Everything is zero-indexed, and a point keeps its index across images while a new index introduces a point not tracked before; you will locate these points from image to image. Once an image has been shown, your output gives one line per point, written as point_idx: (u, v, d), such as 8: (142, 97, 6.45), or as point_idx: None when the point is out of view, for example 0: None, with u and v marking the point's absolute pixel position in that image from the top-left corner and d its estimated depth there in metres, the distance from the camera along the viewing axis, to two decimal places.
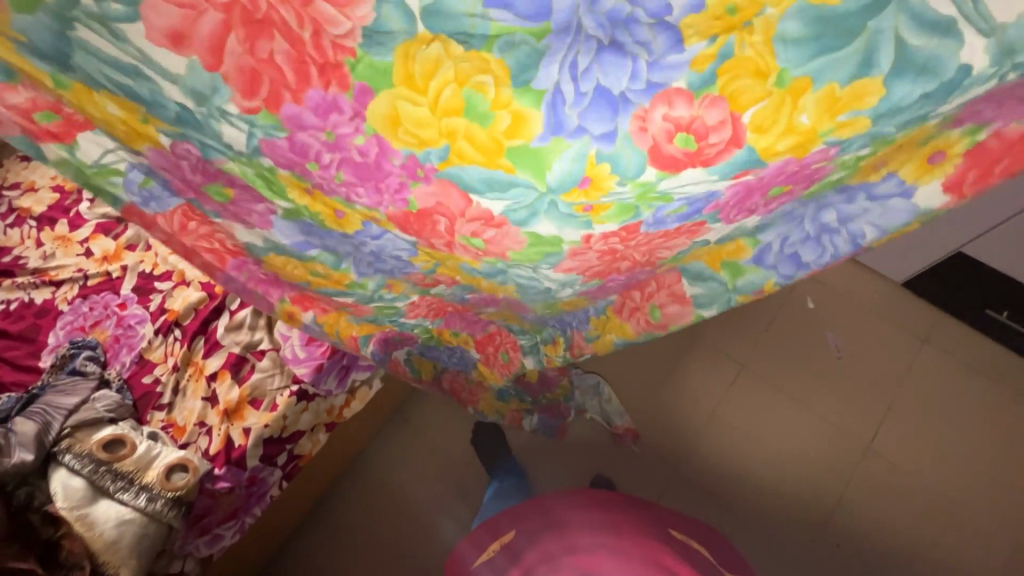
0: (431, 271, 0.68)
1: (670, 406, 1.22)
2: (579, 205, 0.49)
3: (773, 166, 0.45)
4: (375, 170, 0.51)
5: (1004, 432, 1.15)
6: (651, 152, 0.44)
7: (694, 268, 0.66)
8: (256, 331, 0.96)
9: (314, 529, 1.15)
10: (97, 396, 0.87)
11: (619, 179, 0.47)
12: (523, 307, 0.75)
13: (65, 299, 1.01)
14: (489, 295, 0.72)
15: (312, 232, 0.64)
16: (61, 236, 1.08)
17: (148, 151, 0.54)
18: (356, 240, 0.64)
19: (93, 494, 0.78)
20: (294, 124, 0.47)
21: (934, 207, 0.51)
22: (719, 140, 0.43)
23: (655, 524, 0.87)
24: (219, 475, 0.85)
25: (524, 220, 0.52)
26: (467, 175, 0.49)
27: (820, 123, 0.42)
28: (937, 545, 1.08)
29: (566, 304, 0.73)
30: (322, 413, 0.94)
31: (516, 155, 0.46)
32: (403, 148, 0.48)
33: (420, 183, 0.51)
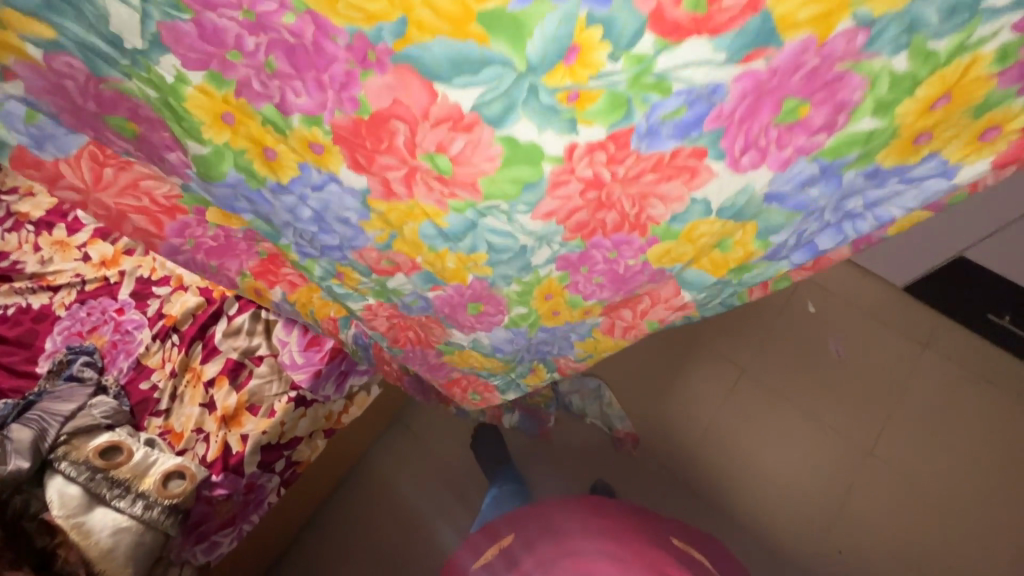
0: (387, 245, 0.61)
1: (670, 412, 1.21)
2: (563, 91, 0.42)
3: (790, 47, 0.41)
4: (315, 55, 0.44)
5: (1006, 437, 1.15)
6: (653, 17, 0.37)
7: (692, 276, 0.63)
8: (254, 336, 0.95)
9: (314, 535, 1.14)
10: (93, 403, 0.87)
11: (610, 48, 0.39)
12: (492, 305, 0.65)
13: (63, 305, 1.01)
14: (454, 287, 0.64)
15: (238, 193, 0.61)
16: (59, 240, 1.08)
17: (15, 64, 0.50)
18: (291, 197, 0.59)
19: (90, 502, 0.77)
20: (201, 1, 0.42)
21: (968, 184, 0.52)
22: (733, 4, 0.37)
23: (655, 534, 0.87)
24: (217, 482, 0.84)
25: (498, 118, 0.44)
26: (428, 52, 0.40)
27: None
28: (938, 550, 1.07)
29: (545, 304, 0.65)
30: (320, 419, 0.94)
31: (487, 22, 0.37)
32: (347, 25, 0.40)
33: (371, 73, 0.44)
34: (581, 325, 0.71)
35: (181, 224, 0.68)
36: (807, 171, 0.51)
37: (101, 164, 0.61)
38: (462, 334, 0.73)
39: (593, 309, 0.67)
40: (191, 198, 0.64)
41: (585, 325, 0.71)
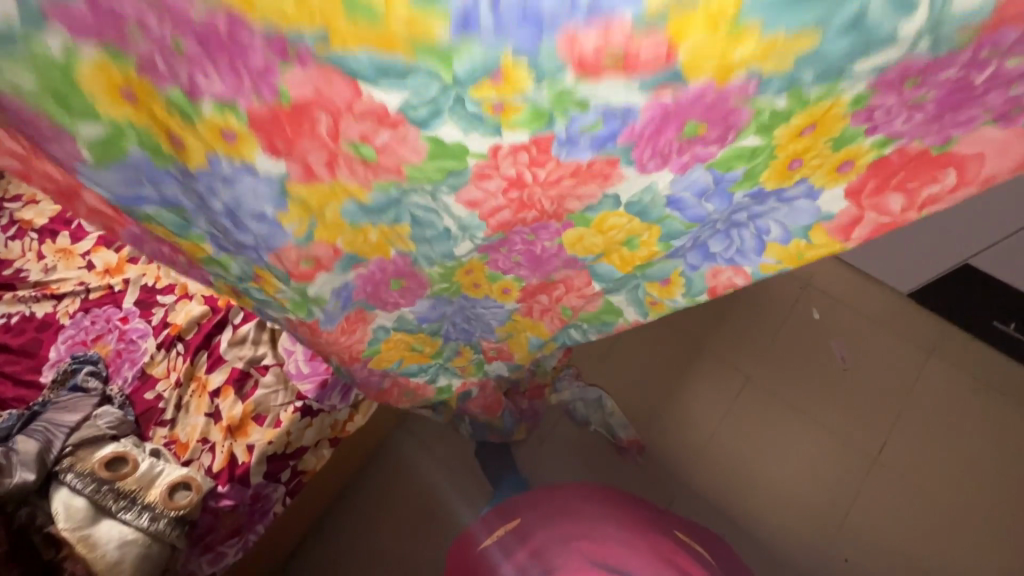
0: (306, 237, 0.55)
1: (672, 420, 1.21)
2: (488, 103, 0.41)
3: (693, 88, 0.40)
4: (228, 43, 0.39)
5: (1011, 443, 1.15)
6: (575, 62, 0.37)
7: (604, 269, 0.63)
8: (259, 346, 0.95)
9: (320, 538, 1.14)
10: (99, 413, 0.86)
11: (536, 76, 0.39)
12: (414, 281, 0.65)
13: (67, 313, 1.01)
14: (376, 262, 0.61)
15: (139, 174, 0.51)
16: (63, 248, 1.08)
17: None
18: (201, 182, 0.51)
19: (96, 514, 0.77)
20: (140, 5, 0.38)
21: (835, 212, 0.51)
22: (653, 55, 0.37)
23: (661, 525, 0.87)
24: (223, 493, 0.84)
25: (426, 121, 0.43)
26: (354, 61, 0.39)
27: (748, 60, 0.38)
28: (944, 554, 1.07)
29: (466, 279, 0.66)
30: (326, 428, 0.93)
31: (414, 48, 0.37)
32: (264, 22, 0.37)
33: (292, 65, 0.40)
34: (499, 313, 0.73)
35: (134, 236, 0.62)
36: (703, 179, 0.50)
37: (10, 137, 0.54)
38: (387, 313, 0.69)
39: (511, 287, 0.68)
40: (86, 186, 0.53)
41: (504, 309, 0.73)
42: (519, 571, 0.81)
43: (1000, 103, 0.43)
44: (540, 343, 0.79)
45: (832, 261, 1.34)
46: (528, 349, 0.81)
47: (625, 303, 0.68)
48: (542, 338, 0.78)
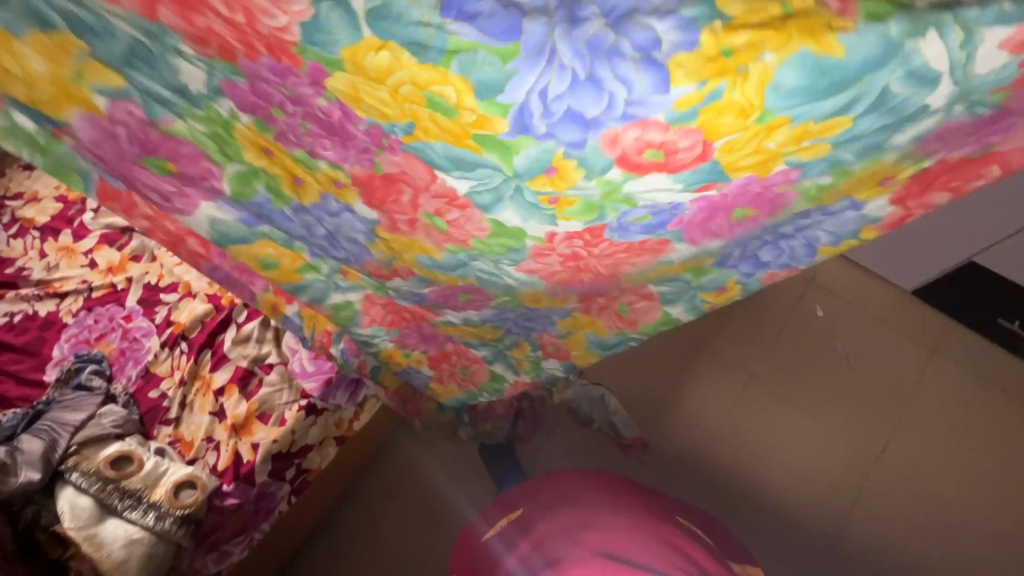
0: (388, 261, 0.69)
1: (678, 419, 1.21)
2: (545, 194, 0.50)
3: (736, 181, 0.49)
4: (340, 129, 0.52)
5: (1014, 440, 1.15)
6: (620, 158, 0.46)
7: (659, 276, 0.65)
8: (263, 344, 0.95)
9: (324, 537, 1.14)
10: (103, 412, 0.86)
11: (586, 173, 0.47)
12: (481, 297, 0.71)
13: (70, 312, 1.00)
14: (448, 287, 0.70)
15: (263, 212, 0.69)
16: (65, 247, 1.07)
17: (78, 117, 0.63)
18: (311, 217, 0.68)
19: (102, 513, 0.77)
20: (253, 75, 0.50)
21: (881, 216, 0.57)
22: (689, 156, 0.46)
23: (665, 511, 0.89)
24: (228, 491, 0.84)
25: (489, 205, 0.53)
26: (432, 151, 0.49)
27: (784, 146, 0.46)
28: (949, 551, 1.07)
29: (530, 301, 0.70)
30: (330, 426, 0.93)
31: (482, 141, 0.46)
32: (367, 114, 0.48)
33: (385, 151, 0.52)
34: (558, 308, 0.73)
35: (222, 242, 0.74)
36: (746, 224, 0.56)
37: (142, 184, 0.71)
38: (454, 311, 0.76)
39: (567, 299, 0.71)
40: (225, 240, 0.74)
41: (564, 309, 0.74)
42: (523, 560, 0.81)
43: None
44: (598, 344, 0.80)
45: (836, 259, 1.34)
46: (587, 346, 0.81)
47: (683, 312, 0.71)
48: (600, 334, 0.78)
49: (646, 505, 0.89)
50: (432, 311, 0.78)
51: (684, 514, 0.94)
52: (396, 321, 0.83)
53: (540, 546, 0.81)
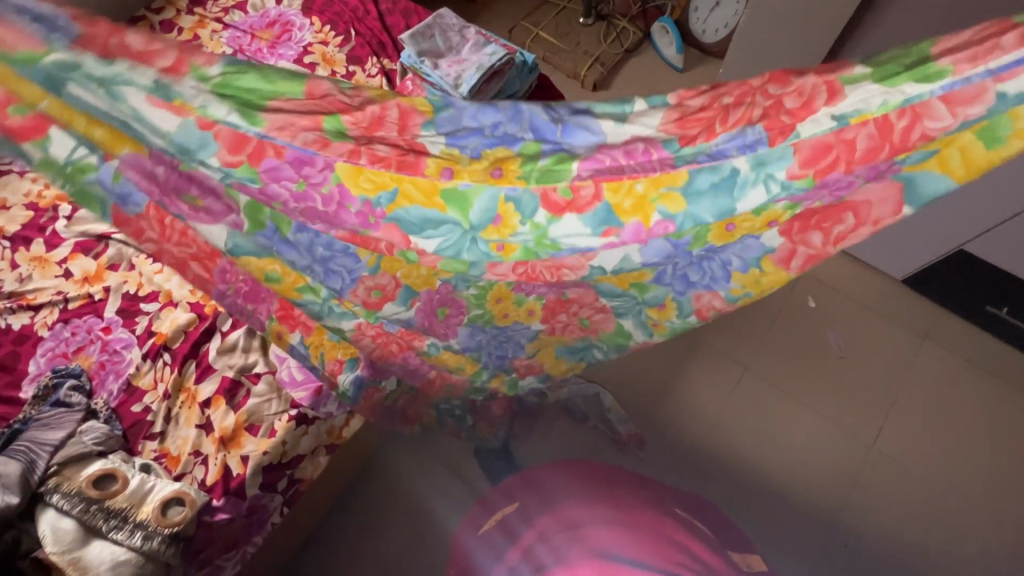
0: (375, 268, 0.66)
1: (672, 415, 1.20)
2: (494, 243, 0.56)
3: (627, 227, 0.53)
4: (334, 216, 0.57)
5: (1003, 424, 1.16)
6: (544, 199, 0.52)
7: (607, 288, 0.66)
8: (250, 353, 0.92)
9: (316, 546, 1.12)
10: (83, 429, 0.83)
11: (521, 217, 0.53)
12: (455, 308, 0.71)
13: (45, 325, 0.96)
14: (425, 293, 0.69)
15: (272, 242, 0.66)
16: (37, 256, 1.03)
17: (125, 154, 0.60)
18: (308, 241, 0.64)
19: (86, 535, 0.74)
20: (271, 176, 0.54)
21: (775, 246, 0.58)
22: (589, 194, 0.51)
23: (663, 505, 0.87)
24: (218, 506, 0.81)
25: (453, 255, 0.58)
26: (406, 214, 0.55)
27: (649, 192, 0.51)
28: (942, 535, 1.08)
29: (496, 307, 0.70)
30: (322, 435, 0.91)
31: (446, 197, 0.53)
32: (360, 194, 0.54)
33: (370, 228, 0.58)
34: (525, 331, 0.76)
35: (220, 264, 0.75)
36: (663, 246, 0.56)
37: (165, 218, 0.70)
38: (438, 339, 0.78)
39: (535, 309, 0.71)
40: (233, 251, 0.70)
41: (530, 330, 0.76)
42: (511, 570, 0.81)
43: (869, 171, 0.49)
44: (567, 351, 0.81)
45: None
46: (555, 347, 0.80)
47: (633, 326, 0.73)
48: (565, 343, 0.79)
49: (644, 498, 0.87)
50: (412, 336, 0.78)
51: (683, 508, 0.91)
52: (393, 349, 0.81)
53: (527, 553, 0.81)
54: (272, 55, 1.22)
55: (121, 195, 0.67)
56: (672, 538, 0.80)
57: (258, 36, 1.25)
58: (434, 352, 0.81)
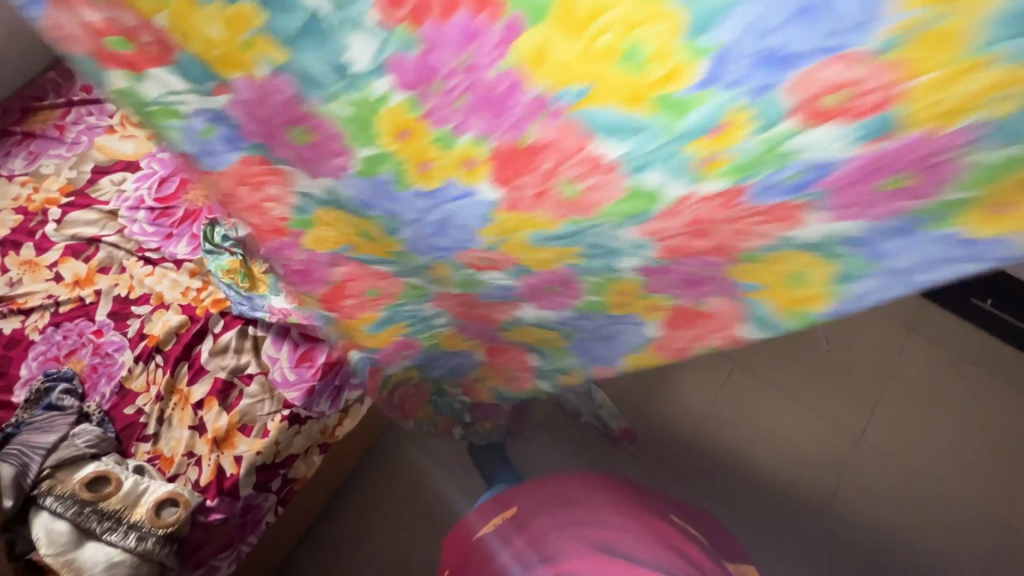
0: (492, 247, 0.47)
1: (664, 412, 1.21)
2: (703, 160, 0.33)
3: (910, 137, 0.28)
4: (498, 108, 0.36)
5: (987, 414, 1.18)
6: (802, 104, 0.29)
7: (760, 311, 0.41)
8: (242, 354, 0.92)
9: (310, 545, 1.14)
10: (76, 432, 0.83)
11: (753, 127, 0.31)
12: (568, 292, 0.50)
13: (37, 328, 0.96)
14: (541, 274, 0.48)
15: (384, 193, 0.46)
16: (28, 260, 1.03)
17: (240, 82, 0.39)
18: (425, 200, 0.45)
19: (80, 537, 0.75)
20: (433, 43, 0.34)
21: None
22: (877, 95, 0.27)
23: (657, 509, 0.88)
24: (212, 507, 0.82)
25: (636, 174, 0.35)
26: (601, 113, 0.33)
27: (983, 92, 0.26)
28: (928, 526, 1.10)
29: (616, 298, 0.47)
30: (316, 434, 0.92)
31: (661, 101, 0.31)
32: (511, 67, 0.33)
33: (538, 124, 0.35)
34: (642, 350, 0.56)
35: (285, 242, 0.57)
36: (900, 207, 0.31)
37: (248, 182, 0.50)
38: (535, 308, 0.54)
39: (659, 307, 0.47)
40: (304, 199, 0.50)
41: (641, 328, 0.50)
42: (518, 558, 0.78)
43: None
44: None
45: None
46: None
47: None
48: None
49: (645, 502, 0.87)
50: (507, 306, 0.56)
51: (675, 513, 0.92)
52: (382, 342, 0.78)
53: (534, 542, 0.80)
54: None
55: (206, 151, 0.47)
56: (671, 541, 0.79)
57: None
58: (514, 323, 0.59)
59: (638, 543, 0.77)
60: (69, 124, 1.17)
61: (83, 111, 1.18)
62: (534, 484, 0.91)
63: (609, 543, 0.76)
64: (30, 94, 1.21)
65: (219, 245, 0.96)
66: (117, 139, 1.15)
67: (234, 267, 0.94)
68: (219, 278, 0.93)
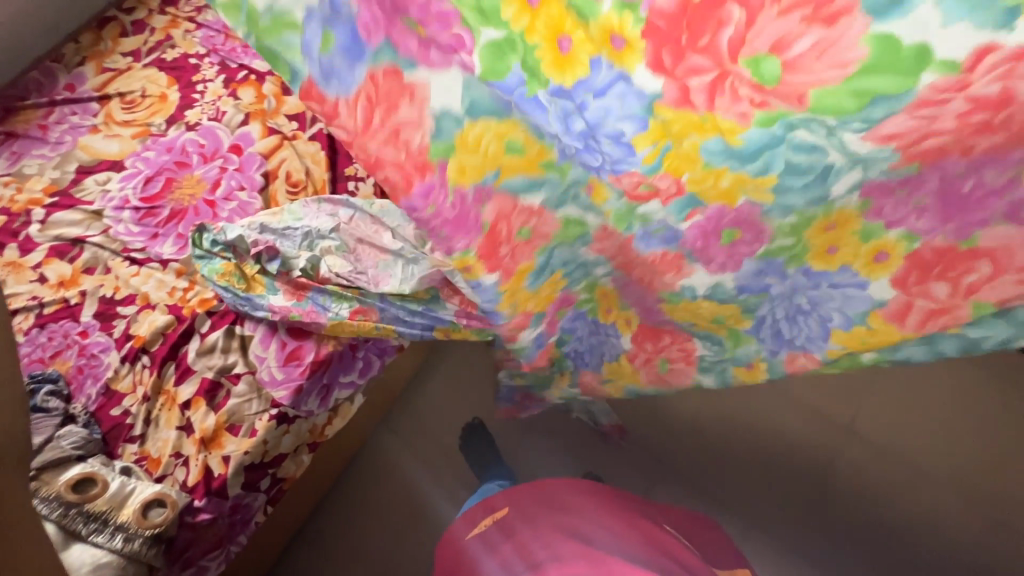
0: (652, 166, 0.58)
1: (657, 405, 1.22)
2: None
3: None
4: None
5: (981, 405, 1.17)
6: None
7: None
8: (229, 354, 0.91)
9: (305, 541, 1.16)
10: (61, 434, 0.83)
11: None
12: (750, 232, 0.61)
13: (22, 330, 0.96)
14: (715, 208, 0.59)
15: (582, 101, 0.56)
16: (11, 261, 1.02)
17: None
18: (577, 97, 0.57)
19: (66, 538, 0.75)
20: None
21: None
22: None
23: (647, 515, 0.87)
24: (200, 507, 0.82)
25: (893, 19, 0.41)
26: None
27: None
28: (918, 519, 1.10)
29: (820, 238, 0.59)
30: (304, 433, 0.92)
31: None
32: None
33: None
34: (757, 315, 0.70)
35: (427, 186, 0.63)
36: None
37: (375, 108, 0.60)
38: (705, 271, 0.67)
39: (889, 255, 0.57)
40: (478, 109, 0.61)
41: (865, 290, 0.60)
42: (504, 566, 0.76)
43: None
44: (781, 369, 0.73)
45: None
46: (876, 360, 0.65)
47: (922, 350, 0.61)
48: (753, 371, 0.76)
49: (632, 507, 0.87)
50: (665, 260, 0.68)
51: (662, 519, 0.90)
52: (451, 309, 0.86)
53: (522, 548, 0.77)
54: (246, 55, 1.21)
55: (327, 73, 0.58)
56: (660, 543, 0.79)
57: (232, 35, 1.24)
58: (686, 296, 0.71)
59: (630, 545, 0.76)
60: (53, 124, 1.16)
61: (66, 111, 1.17)
62: (524, 487, 0.88)
63: (594, 546, 0.74)
64: (12, 93, 1.20)
65: (211, 250, 0.97)
66: (101, 138, 1.14)
67: (228, 270, 0.93)
68: (214, 281, 0.93)
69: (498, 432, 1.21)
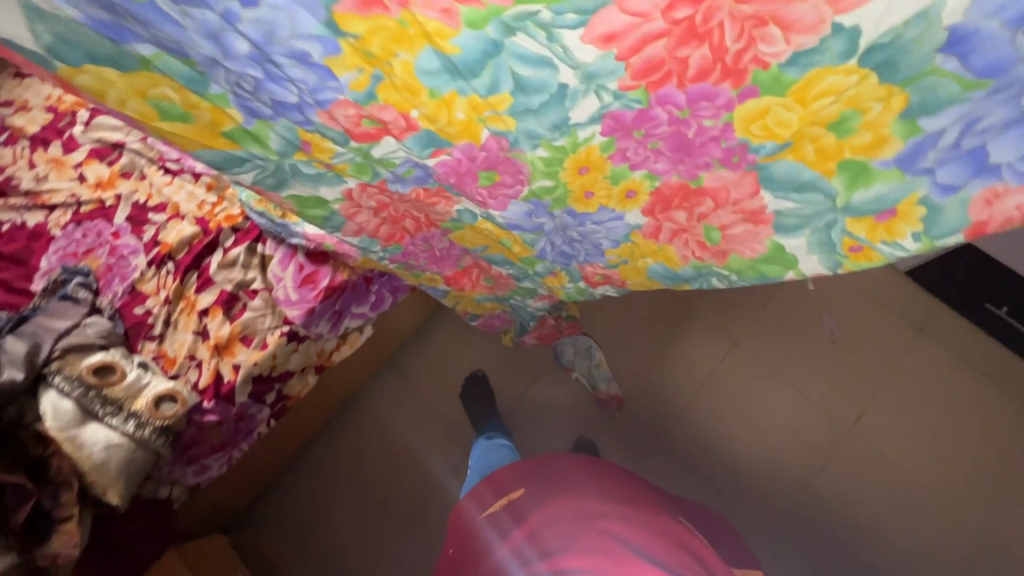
0: (367, 98, 0.53)
1: (660, 379, 1.23)
2: None
3: None
4: None
5: (993, 425, 1.14)
6: None
7: None
8: (249, 270, 0.95)
9: (301, 465, 1.21)
10: (88, 322, 0.87)
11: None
12: (510, 173, 0.59)
13: (58, 225, 1.00)
14: (465, 147, 0.57)
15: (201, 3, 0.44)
16: (54, 158, 1.06)
17: None
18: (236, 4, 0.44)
19: (83, 417, 0.79)
20: None
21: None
22: None
23: (663, 505, 0.83)
24: (208, 408, 0.87)
25: None
26: None
27: None
28: (906, 529, 1.09)
29: (578, 180, 0.58)
30: (313, 355, 0.96)
31: None
32: None
33: None
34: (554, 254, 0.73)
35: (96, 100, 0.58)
36: None
37: None
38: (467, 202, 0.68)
39: (639, 194, 0.59)
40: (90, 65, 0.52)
41: (624, 224, 0.64)
42: (515, 550, 0.74)
43: None
44: (662, 272, 0.69)
45: None
46: (644, 277, 0.71)
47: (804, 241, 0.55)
48: (667, 265, 0.67)
49: (650, 496, 0.84)
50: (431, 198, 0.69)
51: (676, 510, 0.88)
52: (396, 235, 0.79)
53: (532, 536, 0.75)
54: None
55: None
56: (682, 539, 0.76)
57: None
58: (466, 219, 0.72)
59: (648, 534, 0.73)
60: None
61: None
62: (529, 462, 0.90)
63: (610, 529, 0.72)
64: None
65: None
66: None
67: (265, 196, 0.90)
68: (250, 206, 0.90)
69: (501, 388, 1.23)
